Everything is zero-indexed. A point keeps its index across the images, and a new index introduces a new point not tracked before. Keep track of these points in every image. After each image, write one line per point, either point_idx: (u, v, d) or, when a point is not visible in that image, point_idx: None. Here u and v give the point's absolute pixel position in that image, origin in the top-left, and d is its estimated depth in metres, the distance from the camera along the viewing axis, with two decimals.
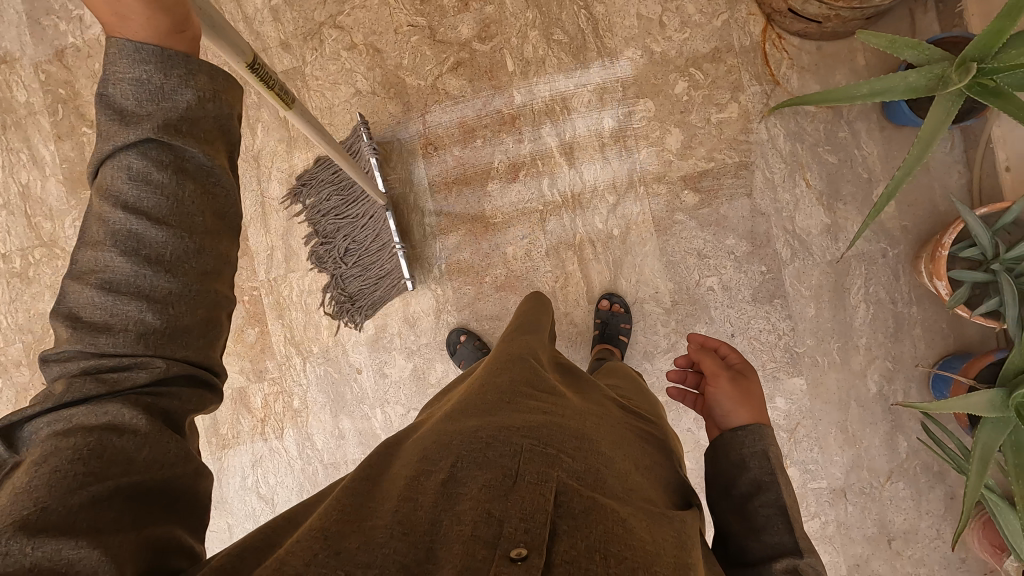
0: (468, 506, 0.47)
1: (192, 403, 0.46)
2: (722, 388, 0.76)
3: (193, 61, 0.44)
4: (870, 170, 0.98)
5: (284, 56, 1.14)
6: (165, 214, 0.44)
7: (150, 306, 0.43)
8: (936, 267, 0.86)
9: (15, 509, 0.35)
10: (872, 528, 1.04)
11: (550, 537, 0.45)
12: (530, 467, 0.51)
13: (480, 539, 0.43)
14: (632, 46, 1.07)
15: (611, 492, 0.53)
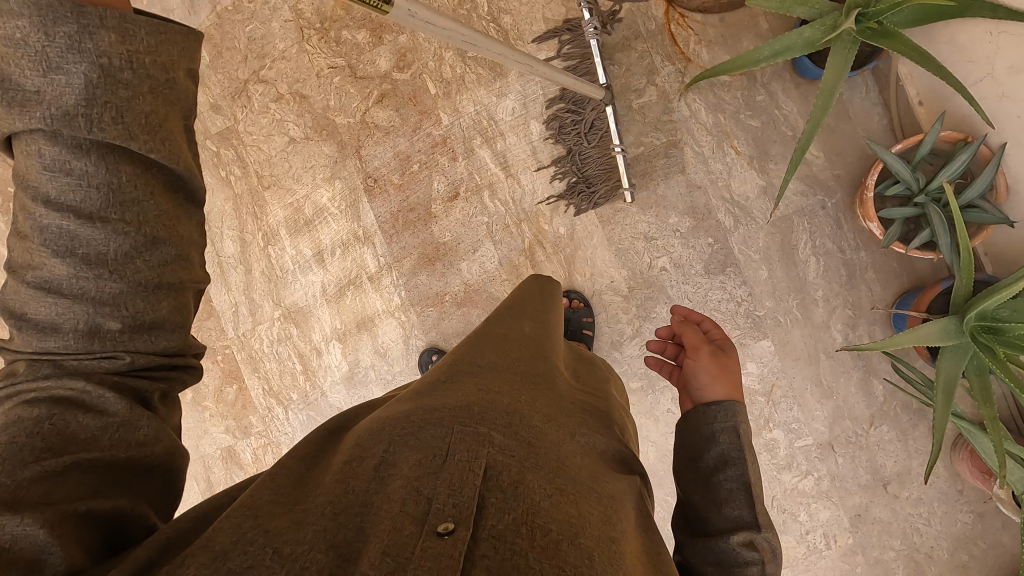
0: (398, 485, 0.40)
1: (162, 382, 0.46)
2: (703, 361, 0.69)
3: (92, 15, 0.38)
4: (794, 129, 1.01)
5: (217, 117, 1.19)
6: (102, 209, 0.40)
7: (98, 307, 0.41)
8: (866, 209, 0.86)
9: None
10: (866, 476, 1.02)
11: (478, 512, 0.39)
12: (469, 436, 0.45)
13: (408, 514, 0.37)
14: (544, 49, 1.08)
15: (561, 471, 0.46)
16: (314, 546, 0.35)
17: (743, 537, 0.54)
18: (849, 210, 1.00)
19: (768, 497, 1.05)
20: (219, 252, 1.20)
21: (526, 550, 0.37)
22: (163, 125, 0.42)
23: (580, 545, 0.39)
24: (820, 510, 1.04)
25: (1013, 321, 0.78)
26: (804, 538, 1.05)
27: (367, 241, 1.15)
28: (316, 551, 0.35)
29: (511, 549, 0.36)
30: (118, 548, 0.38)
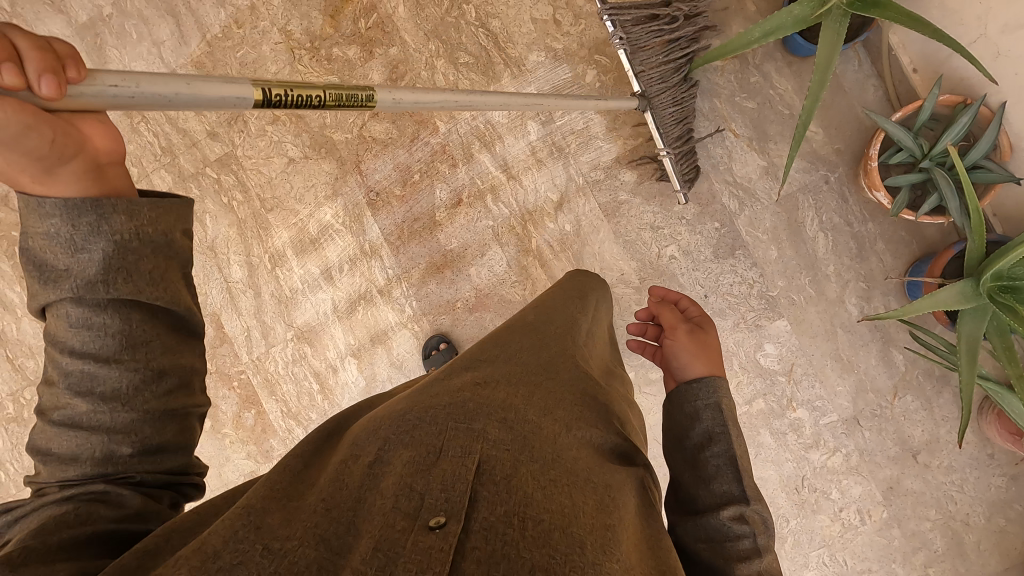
0: (393, 482, 0.40)
1: (174, 497, 0.48)
2: (681, 342, 0.70)
3: (105, 203, 0.42)
4: (791, 108, 1.02)
5: (215, 144, 1.20)
6: (117, 352, 0.44)
7: (115, 436, 0.44)
8: (872, 179, 0.86)
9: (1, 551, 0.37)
10: (894, 448, 1.02)
11: (471, 505, 0.40)
12: (466, 431, 0.45)
13: (401, 510, 0.38)
14: (535, 50, 1.08)
15: (556, 464, 0.46)
16: (304, 543, 0.36)
17: (733, 511, 0.55)
18: (853, 183, 1.00)
19: (798, 478, 1.05)
20: (227, 278, 1.20)
21: (517, 542, 0.38)
22: (165, 277, 0.46)
23: (574, 535, 0.40)
24: (851, 487, 1.03)
25: None
26: (838, 516, 1.04)
27: (374, 255, 1.16)
28: (306, 547, 0.35)
29: (502, 542, 0.37)
30: None
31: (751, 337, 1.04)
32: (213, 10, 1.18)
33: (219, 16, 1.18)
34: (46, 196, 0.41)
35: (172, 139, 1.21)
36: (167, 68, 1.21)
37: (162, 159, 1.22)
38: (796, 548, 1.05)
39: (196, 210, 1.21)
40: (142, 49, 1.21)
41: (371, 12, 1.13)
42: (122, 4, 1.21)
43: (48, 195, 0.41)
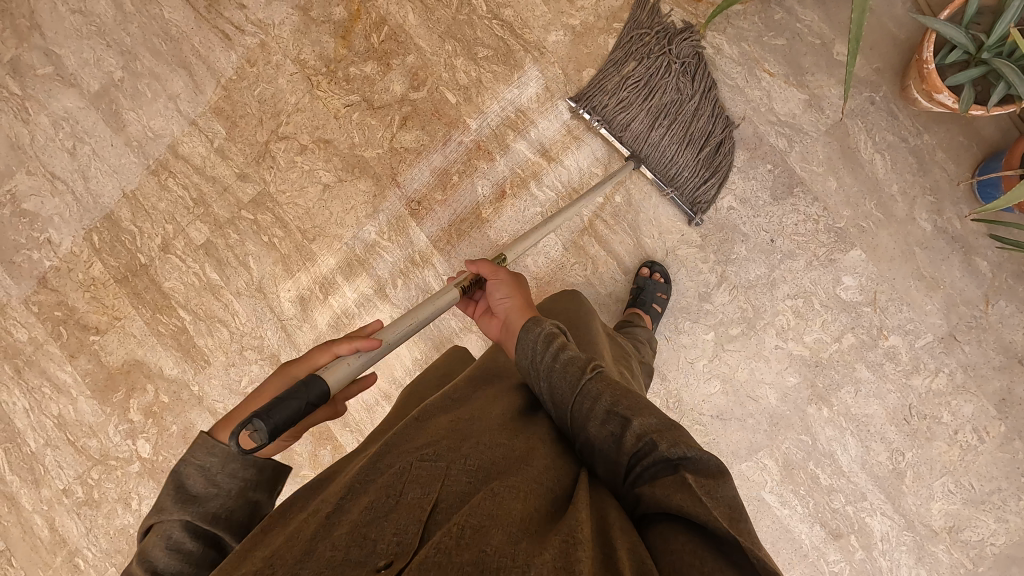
0: (346, 534, 0.44)
1: None
2: (502, 280, 0.74)
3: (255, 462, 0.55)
4: (821, 37, 1.01)
5: (246, 185, 1.19)
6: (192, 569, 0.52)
7: None
8: (932, 82, 0.85)
9: None
10: (998, 357, 0.99)
11: (423, 541, 0.44)
12: (419, 475, 0.50)
13: (352, 559, 0.42)
14: (552, 30, 1.09)
15: (505, 477, 0.51)
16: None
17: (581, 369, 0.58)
18: (899, 98, 0.99)
19: (905, 408, 1.01)
20: (280, 316, 1.19)
21: (457, 549, 0.41)
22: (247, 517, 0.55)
23: (513, 529, 0.44)
24: (962, 407, 1.00)
25: None
26: (954, 439, 1.00)
27: (426, 264, 1.14)
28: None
29: (444, 556, 0.40)
30: None
31: (827, 273, 1.02)
32: (223, 54, 1.19)
33: (231, 59, 1.19)
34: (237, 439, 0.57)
35: (202, 189, 1.20)
36: (187, 120, 1.21)
37: (196, 211, 1.21)
38: (918, 482, 1.01)
39: (238, 254, 1.20)
40: (158, 106, 1.21)
41: (382, 26, 1.14)
42: (132, 66, 1.21)
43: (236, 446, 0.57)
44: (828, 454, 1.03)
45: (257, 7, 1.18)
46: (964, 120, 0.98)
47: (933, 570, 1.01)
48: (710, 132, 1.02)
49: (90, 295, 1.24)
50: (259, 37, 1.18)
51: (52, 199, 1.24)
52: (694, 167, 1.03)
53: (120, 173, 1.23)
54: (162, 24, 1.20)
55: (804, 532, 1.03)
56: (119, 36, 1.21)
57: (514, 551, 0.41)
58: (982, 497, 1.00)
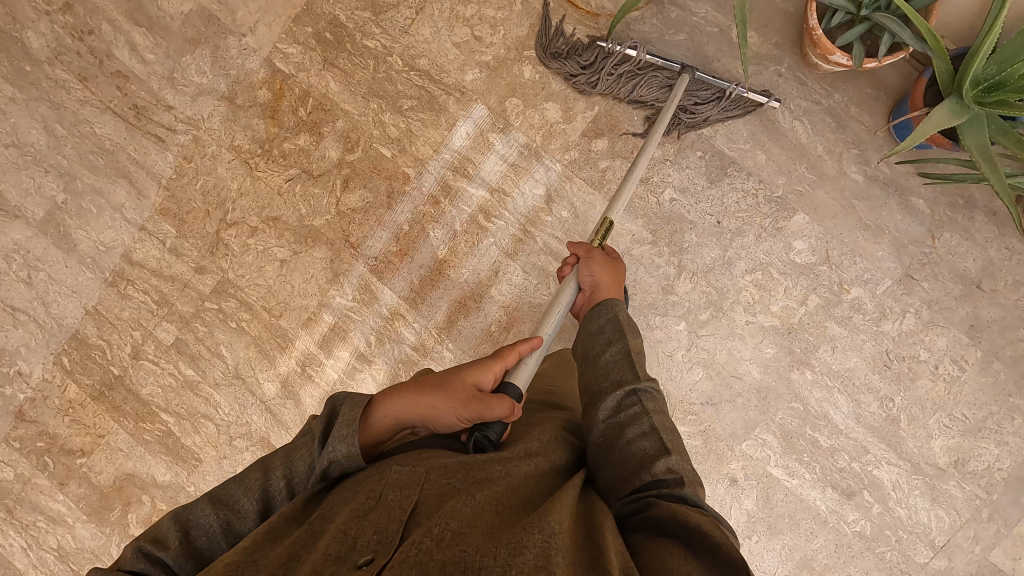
0: (329, 536, 0.48)
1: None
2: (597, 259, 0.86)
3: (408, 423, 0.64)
4: (718, 25, 1.07)
5: (206, 277, 1.20)
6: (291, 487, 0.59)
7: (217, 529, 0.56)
8: (825, 46, 0.89)
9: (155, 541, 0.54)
10: (957, 287, 1.02)
11: (402, 538, 0.47)
12: (404, 480, 0.53)
13: (333, 556, 0.45)
14: (468, 69, 1.13)
15: (485, 487, 0.53)
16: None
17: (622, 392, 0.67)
18: (803, 65, 1.04)
19: (882, 354, 1.03)
20: (262, 398, 1.18)
21: (435, 548, 0.44)
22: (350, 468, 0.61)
23: (493, 533, 0.46)
24: (936, 341, 1.02)
25: (1006, 75, 0.83)
26: (937, 374, 1.02)
27: (397, 317, 1.15)
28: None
29: (421, 555, 0.43)
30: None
31: (777, 242, 1.05)
32: (160, 156, 1.21)
33: (168, 160, 1.21)
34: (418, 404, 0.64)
35: (163, 291, 1.21)
36: (136, 227, 1.22)
37: (161, 312, 1.21)
38: (913, 425, 1.02)
39: (209, 346, 1.20)
40: (105, 219, 1.23)
41: (307, 98, 1.17)
42: (74, 186, 1.23)
43: (414, 406, 0.64)
44: (822, 416, 1.04)
45: (183, 105, 1.21)
46: (867, 74, 1.03)
47: (951, 508, 1.01)
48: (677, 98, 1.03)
49: (70, 418, 1.23)
50: (191, 133, 1.21)
51: (16, 331, 1.24)
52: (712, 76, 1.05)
53: (79, 292, 1.23)
54: (95, 139, 1.23)
55: (818, 499, 1.03)
56: (55, 160, 1.23)
57: (497, 550, 0.44)
58: (978, 425, 1.01)
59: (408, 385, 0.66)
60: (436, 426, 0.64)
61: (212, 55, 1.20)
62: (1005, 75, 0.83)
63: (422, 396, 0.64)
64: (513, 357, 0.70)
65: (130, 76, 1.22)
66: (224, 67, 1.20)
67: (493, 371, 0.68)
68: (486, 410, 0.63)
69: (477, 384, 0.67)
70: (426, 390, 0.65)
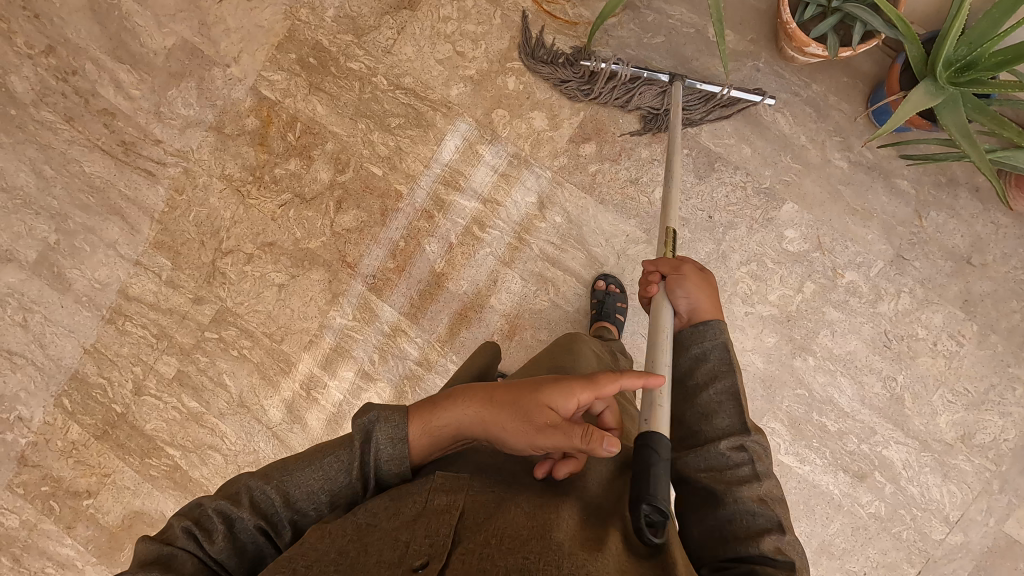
0: (381, 538, 0.48)
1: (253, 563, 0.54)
2: (691, 275, 0.67)
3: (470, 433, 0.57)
4: (694, 26, 1.09)
5: (204, 307, 1.20)
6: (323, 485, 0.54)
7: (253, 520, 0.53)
8: (799, 39, 0.92)
9: (189, 528, 0.51)
10: (948, 263, 1.03)
11: (454, 543, 0.47)
12: (448, 482, 0.53)
13: (387, 560, 0.45)
14: (453, 84, 1.15)
15: (528, 494, 0.53)
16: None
17: (730, 442, 0.57)
18: (780, 59, 1.07)
19: (881, 335, 1.04)
20: (269, 424, 1.18)
21: (497, 556, 0.44)
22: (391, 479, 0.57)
23: (551, 538, 0.46)
24: (932, 318, 1.03)
25: (977, 55, 0.85)
26: (936, 350, 1.03)
27: (399, 333, 1.15)
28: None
29: (482, 565, 0.43)
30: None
31: (769, 232, 1.06)
32: (151, 190, 1.22)
33: (159, 193, 1.22)
34: (479, 415, 0.56)
35: (162, 324, 1.21)
36: (131, 262, 1.22)
37: (161, 346, 1.21)
38: (917, 402, 1.03)
39: (212, 376, 1.19)
40: (99, 257, 1.23)
41: (295, 123, 1.18)
42: (65, 226, 1.23)
43: (474, 416, 0.56)
44: (828, 400, 1.05)
45: (172, 138, 1.21)
46: (843, 63, 1.06)
47: (962, 482, 1.02)
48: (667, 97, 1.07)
49: (74, 459, 1.22)
50: (181, 165, 1.21)
51: (15, 376, 1.23)
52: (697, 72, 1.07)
53: (77, 331, 1.23)
54: (85, 178, 1.23)
55: (830, 483, 1.04)
56: (45, 201, 1.23)
57: (561, 560, 0.44)
58: (981, 398, 1.02)
59: (481, 393, 0.58)
60: (506, 445, 0.57)
61: (198, 87, 1.21)
62: (976, 56, 0.85)
63: (486, 407, 0.56)
64: (611, 384, 0.54)
65: (116, 113, 1.22)
66: (210, 98, 1.21)
67: (578, 398, 0.53)
68: (561, 440, 0.52)
69: (556, 408, 0.54)
70: (499, 405, 0.56)
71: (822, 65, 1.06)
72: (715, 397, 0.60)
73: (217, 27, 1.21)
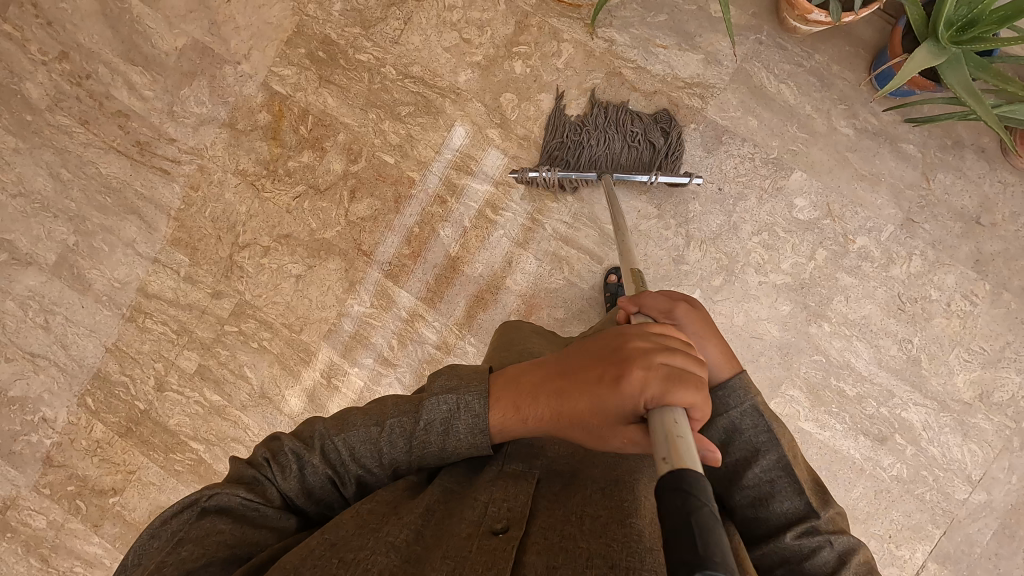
0: (463, 503, 0.49)
1: (319, 508, 0.54)
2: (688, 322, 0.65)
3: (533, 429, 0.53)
4: (696, 3, 1.11)
5: (223, 301, 1.21)
6: (391, 449, 0.53)
7: (323, 468, 0.52)
8: (803, 6, 0.94)
9: (263, 466, 0.52)
10: (957, 224, 1.05)
11: (531, 516, 0.49)
12: (519, 452, 0.57)
13: (470, 520, 0.46)
14: (461, 71, 1.17)
15: (595, 473, 0.56)
16: (377, 553, 0.43)
17: (797, 530, 0.56)
18: (782, 31, 1.09)
19: (895, 298, 1.05)
20: (290, 414, 1.19)
21: (578, 536, 0.46)
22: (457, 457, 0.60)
23: (633, 523, 0.48)
24: (944, 279, 1.05)
25: (977, 13, 0.87)
26: (950, 311, 1.04)
27: (417, 318, 1.16)
28: (380, 555, 0.43)
29: (565, 544, 0.45)
30: (269, 518, 0.50)
31: (779, 202, 1.08)
32: (167, 189, 1.24)
33: (175, 191, 1.23)
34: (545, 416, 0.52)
35: (182, 319, 1.22)
36: (149, 260, 1.24)
37: (181, 341, 1.22)
38: (934, 363, 1.04)
39: (233, 368, 1.21)
40: (118, 256, 1.24)
41: (307, 115, 1.20)
42: (84, 227, 1.25)
43: (540, 419, 0.52)
44: (845, 365, 1.06)
45: (186, 136, 1.23)
46: (844, 32, 1.08)
47: (982, 441, 1.03)
48: (645, 120, 1.10)
49: (99, 458, 1.23)
50: (196, 162, 1.23)
51: (38, 377, 1.24)
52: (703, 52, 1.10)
53: (98, 330, 1.24)
54: (101, 179, 1.25)
55: (851, 448, 1.05)
56: (63, 204, 1.25)
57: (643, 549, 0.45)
58: (997, 356, 1.03)
59: (550, 396, 0.53)
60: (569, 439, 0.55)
61: (210, 85, 1.23)
62: (976, 13, 0.87)
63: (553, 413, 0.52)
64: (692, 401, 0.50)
65: (131, 115, 1.25)
66: (222, 95, 1.23)
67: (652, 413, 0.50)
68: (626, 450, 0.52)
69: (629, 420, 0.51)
70: (569, 418, 0.52)
71: (824, 36, 1.08)
72: (764, 477, 0.58)
73: (226, 25, 1.23)
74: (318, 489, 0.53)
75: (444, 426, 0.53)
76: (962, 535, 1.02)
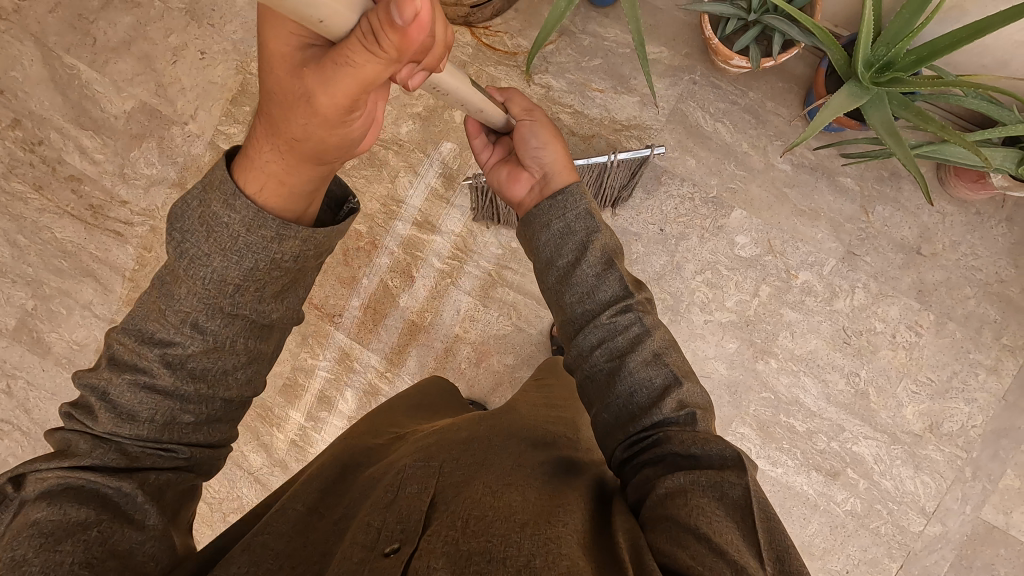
0: (355, 528, 0.49)
1: (159, 419, 0.49)
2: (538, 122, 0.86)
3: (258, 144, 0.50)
4: (630, 45, 1.12)
5: None
6: (169, 313, 0.48)
7: (127, 377, 0.49)
8: (723, 53, 0.94)
9: (76, 426, 0.49)
10: (899, 256, 1.05)
11: (427, 528, 0.48)
12: (418, 473, 0.55)
13: (363, 544, 0.47)
14: (401, 122, 1.17)
15: (494, 474, 0.55)
16: None
17: (614, 310, 0.69)
18: (715, 70, 1.09)
19: (839, 332, 1.05)
20: (250, 470, 1.19)
21: (460, 537, 0.45)
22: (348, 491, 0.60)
23: (517, 518, 0.47)
24: (888, 311, 1.05)
25: (892, 54, 0.87)
26: (895, 343, 1.04)
27: (368, 368, 1.17)
28: None
29: (449, 545, 0.44)
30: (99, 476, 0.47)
31: (720, 240, 1.08)
32: (120, 250, 1.25)
33: (128, 252, 1.25)
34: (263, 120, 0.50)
35: None
36: (106, 321, 1.25)
37: None
38: (882, 396, 1.04)
39: None
40: (75, 319, 1.26)
41: None
42: (41, 291, 1.26)
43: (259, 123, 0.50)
44: (794, 402, 1.05)
45: (137, 198, 1.25)
46: (776, 68, 1.08)
47: (934, 472, 1.02)
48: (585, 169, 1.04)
49: None
50: (148, 223, 1.25)
51: (3, 443, 1.26)
52: (637, 96, 1.11)
53: (59, 393, 1.25)
54: (57, 243, 1.26)
55: (804, 484, 1.04)
56: (20, 270, 1.27)
57: (523, 541, 0.44)
58: (945, 386, 1.03)
59: None
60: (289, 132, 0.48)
61: (158, 147, 1.25)
62: (893, 55, 0.87)
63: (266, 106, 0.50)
64: None
65: (83, 178, 1.26)
66: (171, 155, 1.24)
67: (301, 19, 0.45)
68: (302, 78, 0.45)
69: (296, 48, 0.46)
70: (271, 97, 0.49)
71: (757, 73, 1.08)
72: (589, 272, 0.72)
73: (172, 87, 1.25)
74: (133, 402, 0.49)
75: (202, 219, 0.47)
76: (920, 568, 1.02)
